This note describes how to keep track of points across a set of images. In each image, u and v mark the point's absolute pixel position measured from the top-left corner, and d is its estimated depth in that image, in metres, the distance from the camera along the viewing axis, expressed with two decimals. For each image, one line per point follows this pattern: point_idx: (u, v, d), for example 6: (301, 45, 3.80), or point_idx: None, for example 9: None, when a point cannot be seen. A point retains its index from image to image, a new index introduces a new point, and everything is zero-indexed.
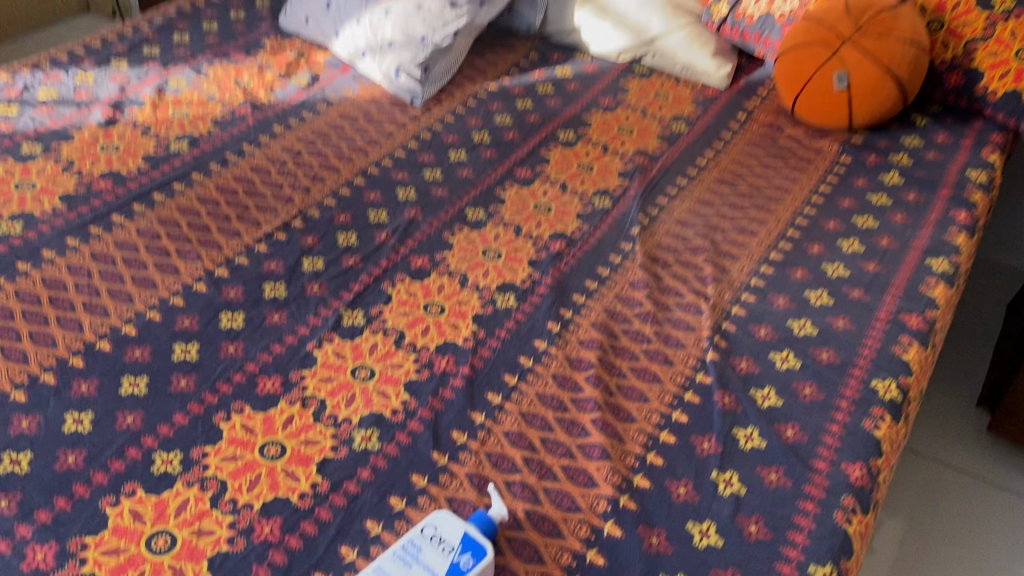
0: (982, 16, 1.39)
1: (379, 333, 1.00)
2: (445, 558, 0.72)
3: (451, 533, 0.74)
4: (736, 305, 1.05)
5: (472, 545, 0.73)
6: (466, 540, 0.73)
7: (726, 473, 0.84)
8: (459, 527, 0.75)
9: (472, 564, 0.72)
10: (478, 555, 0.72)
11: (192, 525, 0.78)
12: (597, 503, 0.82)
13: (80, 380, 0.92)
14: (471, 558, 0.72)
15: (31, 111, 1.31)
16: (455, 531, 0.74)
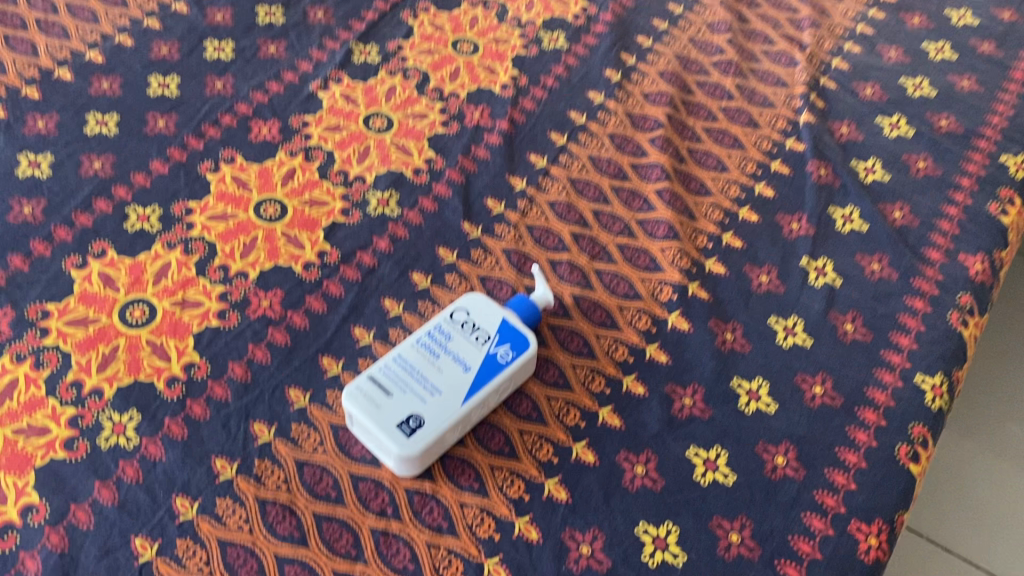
0: None
1: (398, 74, 0.82)
2: (479, 347, 0.58)
3: (485, 317, 0.60)
4: (837, 59, 0.85)
5: (511, 333, 0.59)
6: (505, 327, 0.59)
7: (818, 261, 0.69)
8: (495, 311, 0.60)
9: (512, 357, 0.58)
10: (518, 347, 0.59)
11: (174, 295, 0.65)
12: (660, 290, 0.66)
13: (36, 116, 0.75)
14: (510, 351, 0.58)
15: None
16: (490, 315, 0.60)
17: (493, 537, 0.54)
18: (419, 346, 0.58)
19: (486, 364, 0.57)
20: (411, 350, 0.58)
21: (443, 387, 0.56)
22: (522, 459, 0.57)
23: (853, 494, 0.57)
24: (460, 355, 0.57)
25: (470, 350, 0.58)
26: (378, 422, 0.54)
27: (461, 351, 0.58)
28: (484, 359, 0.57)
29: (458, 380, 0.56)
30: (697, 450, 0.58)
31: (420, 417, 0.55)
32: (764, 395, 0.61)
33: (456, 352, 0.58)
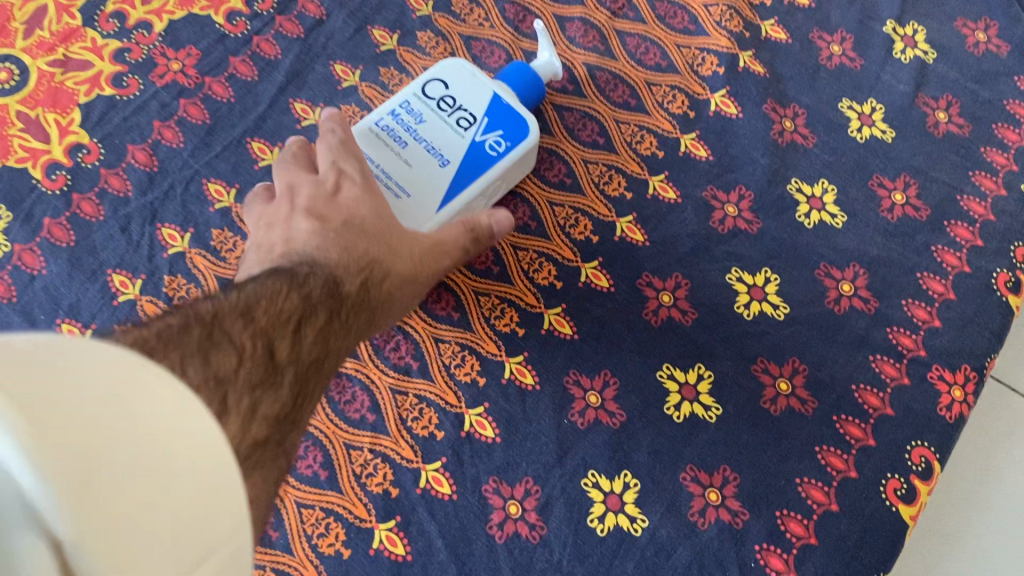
0: None
1: None
2: (460, 135, 0.42)
3: (470, 91, 0.43)
4: None
5: (507, 113, 0.43)
6: (495, 105, 0.43)
7: (906, 25, 0.52)
8: (483, 83, 0.44)
9: (507, 148, 0.43)
10: (516, 134, 0.43)
11: (53, 53, 0.48)
12: (700, 61, 0.50)
13: None
14: (504, 138, 0.43)
15: None
16: (478, 88, 0.44)
17: (476, 382, 0.42)
18: (379, 132, 0.42)
19: (470, 157, 0.42)
20: (368, 138, 0.42)
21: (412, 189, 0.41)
22: (514, 283, 0.44)
23: (935, 333, 0.44)
24: (434, 145, 0.42)
25: (450, 140, 0.42)
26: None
27: (437, 139, 0.42)
28: (468, 152, 0.42)
29: (432, 182, 0.42)
30: (739, 274, 0.45)
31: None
32: (830, 204, 0.47)
33: (429, 143, 0.42)
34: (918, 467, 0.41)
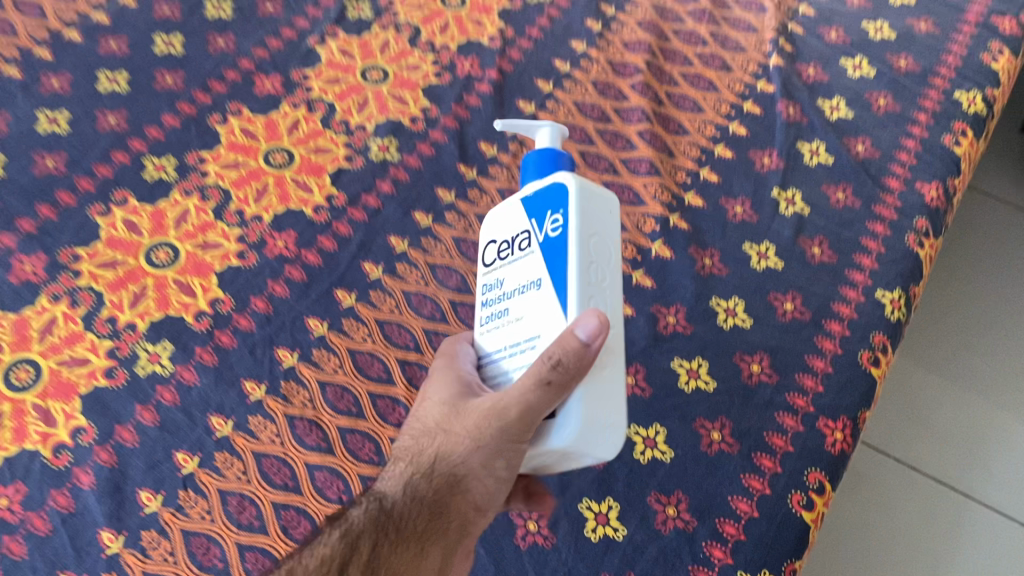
0: None
1: (390, 28, 0.86)
2: (531, 251, 0.46)
3: (504, 224, 0.49)
4: (803, 5, 0.90)
5: (542, 183, 0.48)
6: (528, 198, 0.48)
7: (787, 192, 0.75)
8: (516, 208, 0.49)
9: (566, 213, 0.45)
10: (562, 200, 0.46)
11: (195, 238, 0.70)
12: (644, 223, 0.72)
13: (50, 75, 0.79)
14: (560, 206, 0.46)
15: None
16: (511, 205, 0.49)
17: None
18: (495, 316, 0.47)
19: (547, 256, 0.45)
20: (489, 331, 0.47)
21: (547, 307, 0.44)
22: None
23: (820, 394, 0.63)
24: (522, 269, 0.46)
25: (535, 272, 0.45)
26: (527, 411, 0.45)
27: (523, 268, 0.46)
28: (549, 250, 0.45)
29: (544, 302, 0.44)
30: (680, 361, 0.65)
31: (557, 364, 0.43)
32: (740, 312, 0.67)
33: (522, 274, 0.46)
34: (813, 485, 0.59)
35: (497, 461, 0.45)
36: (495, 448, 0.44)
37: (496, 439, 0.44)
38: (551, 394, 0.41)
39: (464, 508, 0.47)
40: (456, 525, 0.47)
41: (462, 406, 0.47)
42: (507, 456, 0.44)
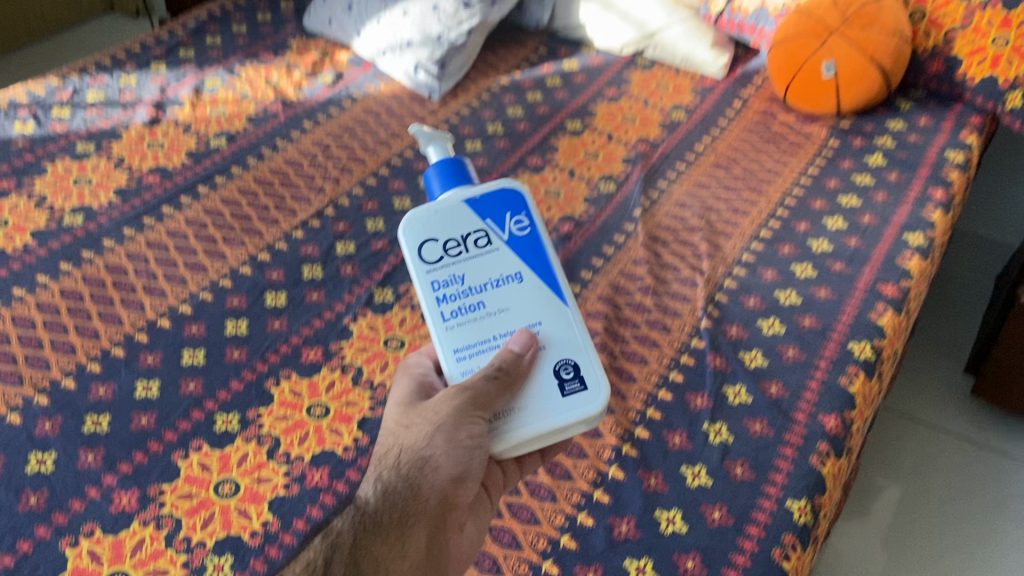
0: (960, 6, 1.49)
1: (408, 307, 1.10)
2: (499, 249, 0.75)
3: (448, 229, 0.75)
4: (728, 279, 1.16)
5: (488, 190, 0.76)
6: (473, 201, 0.76)
7: (716, 425, 0.95)
8: (464, 214, 0.75)
9: (528, 215, 0.76)
10: (520, 207, 0.77)
11: (253, 474, 0.91)
12: (602, 453, 0.92)
13: (146, 353, 1.03)
14: (521, 210, 0.76)
15: (86, 82, 1.50)
16: (462, 211, 0.75)
17: None
18: (471, 300, 0.74)
19: (519, 251, 0.75)
20: (467, 322, 0.73)
21: (535, 292, 0.75)
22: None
23: None
24: (496, 263, 0.75)
25: (512, 266, 0.75)
26: (532, 417, 0.71)
27: (497, 264, 0.75)
28: (522, 245, 0.75)
29: (531, 288, 0.75)
30: (632, 560, 0.83)
31: (562, 358, 0.73)
32: (679, 521, 0.85)
33: (497, 267, 0.75)
34: None
35: (458, 433, 0.69)
36: (454, 424, 0.69)
37: (450, 418, 0.69)
38: (510, 381, 0.70)
39: (435, 485, 0.70)
40: (435, 497, 0.70)
41: (421, 413, 0.72)
42: (464, 427, 0.69)
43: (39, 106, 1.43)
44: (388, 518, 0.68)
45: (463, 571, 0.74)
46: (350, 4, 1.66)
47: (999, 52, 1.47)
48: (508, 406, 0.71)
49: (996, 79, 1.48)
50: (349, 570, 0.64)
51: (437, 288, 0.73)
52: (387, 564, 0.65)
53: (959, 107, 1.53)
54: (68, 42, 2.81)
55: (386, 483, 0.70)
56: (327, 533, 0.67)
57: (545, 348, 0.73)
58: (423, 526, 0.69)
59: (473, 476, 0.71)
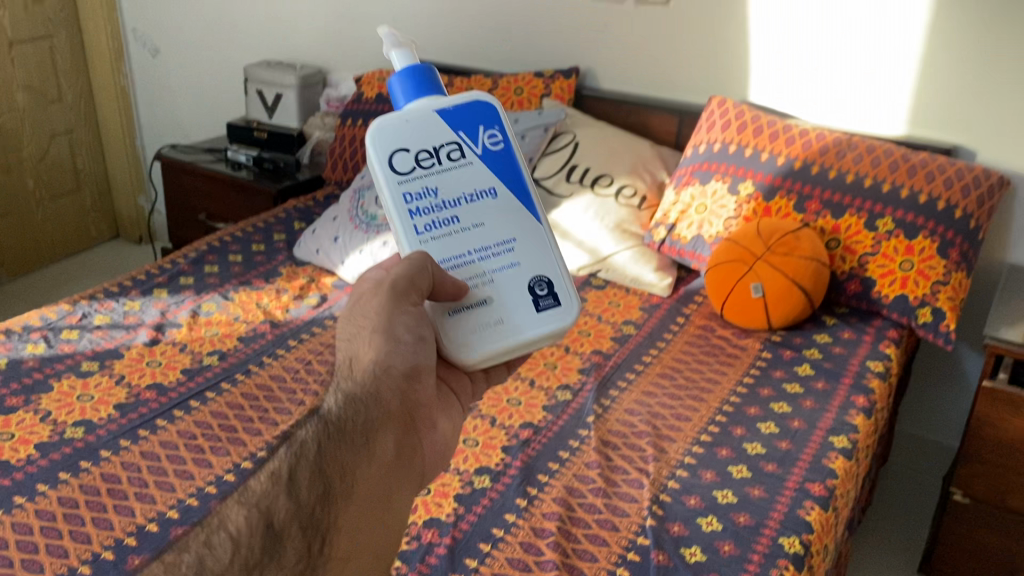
0: (870, 235, 1.72)
1: None
2: (472, 163, 0.82)
3: (421, 141, 0.81)
4: (671, 480, 1.27)
5: (460, 101, 0.82)
6: (446, 112, 0.82)
7: None
8: (434, 122, 0.81)
9: (501, 128, 0.84)
10: (493, 122, 0.83)
11: None
12: None
13: (134, 556, 1.11)
14: (495, 124, 0.83)
15: (93, 308, 1.67)
16: (435, 122, 0.81)
17: None
18: (439, 206, 0.81)
19: (490, 163, 0.83)
20: (440, 237, 0.81)
21: (509, 208, 0.83)
22: None
23: None
24: (470, 177, 0.82)
25: (485, 181, 0.83)
26: (510, 332, 0.80)
27: (470, 177, 0.82)
28: (495, 160, 0.83)
29: (499, 205, 0.83)
30: None
31: (536, 276, 0.82)
32: None
33: (472, 181, 0.82)
34: None
35: (398, 331, 0.79)
36: (392, 321, 0.79)
37: (385, 320, 0.79)
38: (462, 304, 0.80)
39: (394, 392, 0.76)
40: (398, 401, 0.76)
41: (365, 320, 0.81)
42: (400, 323, 0.79)
43: (51, 330, 1.59)
44: (352, 428, 0.70)
45: (437, 468, 0.79)
46: (337, 235, 1.85)
47: (906, 274, 1.69)
48: (481, 322, 0.80)
49: (906, 297, 1.68)
50: (318, 478, 0.63)
51: (410, 200, 0.80)
52: (360, 473, 0.66)
53: (879, 321, 1.72)
54: (73, 266, 3.02)
55: (348, 395, 0.74)
56: (287, 442, 0.65)
57: (520, 267, 0.82)
58: (390, 428, 0.73)
59: (427, 369, 0.79)
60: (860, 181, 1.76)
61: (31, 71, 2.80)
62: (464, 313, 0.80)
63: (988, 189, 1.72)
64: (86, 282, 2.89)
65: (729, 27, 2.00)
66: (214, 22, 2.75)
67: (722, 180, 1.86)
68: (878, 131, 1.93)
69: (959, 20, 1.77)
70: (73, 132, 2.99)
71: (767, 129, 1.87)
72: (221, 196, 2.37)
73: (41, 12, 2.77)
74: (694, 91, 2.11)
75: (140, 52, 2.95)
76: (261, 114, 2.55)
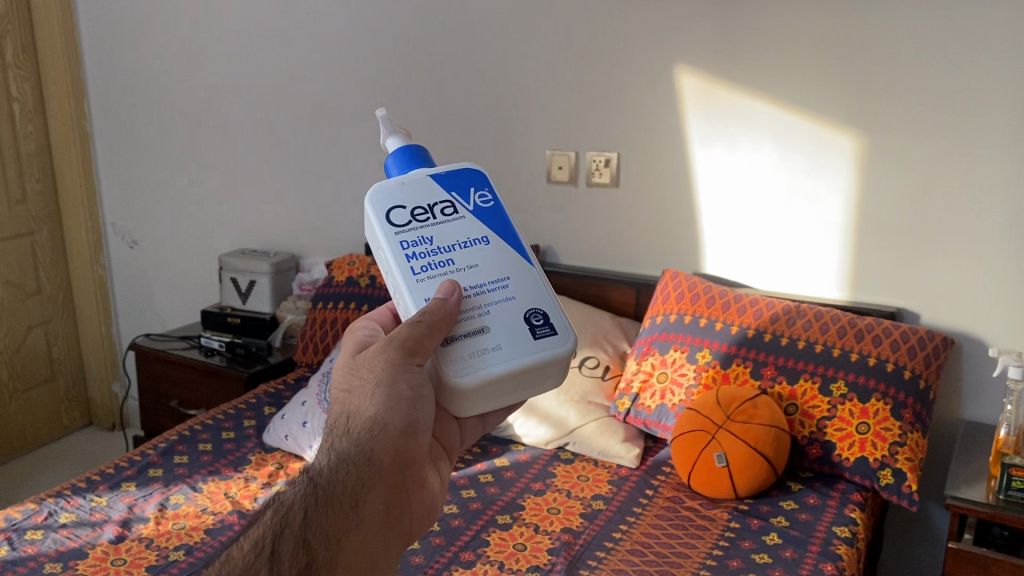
0: (825, 399, 1.77)
1: None
2: (465, 215, 0.84)
3: (415, 199, 0.83)
4: None
5: (450, 168, 0.86)
6: (437, 177, 0.85)
7: None
8: (426, 181, 0.84)
9: (491, 190, 0.87)
10: (483, 186, 0.87)
11: None
12: None
13: None
14: (484, 186, 0.87)
15: (59, 506, 1.66)
16: (427, 185, 0.84)
17: None
18: (436, 251, 0.81)
19: (482, 216, 0.85)
20: (437, 275, 0.80)
21: (503, 253, 0.83)
22: None
23: None
24: (463, 227, 0.83)
25: (478, 232, 0.84)
26: (504, 357, 0.78)
27: (464, 229, 0.83)
28: (486, 214, 0.85)
29: (496, 250, 0.83)
30: None
31: (531, 308, 0.81)
32: None
33: (466, 233, 0.83)
34: None
35: (397, 385, 0.74)
36: (392, 377, 0.74)
37: (387, 374, 0.74)
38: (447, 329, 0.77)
39: (390, 452, 0.71)
40: (391, 459, 0.71)
41: (367, 374, 0.75)
42: (405, 379, 0.75)
43: (15, 531, 1.57)
44: (340, 490, 0.67)
45: (425, 527, 0.76)
46: (305, 420, 1.85)
47: (864, 436, 1.73)
48: (475, 349, 0.78)
49: (866, 459, 1.71)
50: (298, 553, 0.62)
51: (406, 245, 0.81)
52: (344, 542, 0.65)
53: (843, 485, 1.74)
54: (44, 457, 3.00)
55: (337, 451, 0.69)
56: (273, 506, 0.65)
57: (516, 301, 0.81)
58: (381, 487, 0.69)
59: (426, 425, 0.75)
60: (812, 347, 1.83)
61: (12, 265, 2.88)
62: (459, 341, 0.78)
63: (932, 350, 1.80)
64: (55, 474, 2.86)
65: (676, 207, 2.13)
66: (190, 215, 2.88)
67: (680, 349, 1.93)
68: (822, 296, 2.03)
69: (887, 194, 1.91)
70: (49, 322, 3.05)
71: (719, 299, 1.96)
72: (194, 382, 2.41)
73: (24, 210, 2.89)
74: (649, 265, 2.22)
75: (119, 244, 3.06)
76: (235, 299, 2.63)
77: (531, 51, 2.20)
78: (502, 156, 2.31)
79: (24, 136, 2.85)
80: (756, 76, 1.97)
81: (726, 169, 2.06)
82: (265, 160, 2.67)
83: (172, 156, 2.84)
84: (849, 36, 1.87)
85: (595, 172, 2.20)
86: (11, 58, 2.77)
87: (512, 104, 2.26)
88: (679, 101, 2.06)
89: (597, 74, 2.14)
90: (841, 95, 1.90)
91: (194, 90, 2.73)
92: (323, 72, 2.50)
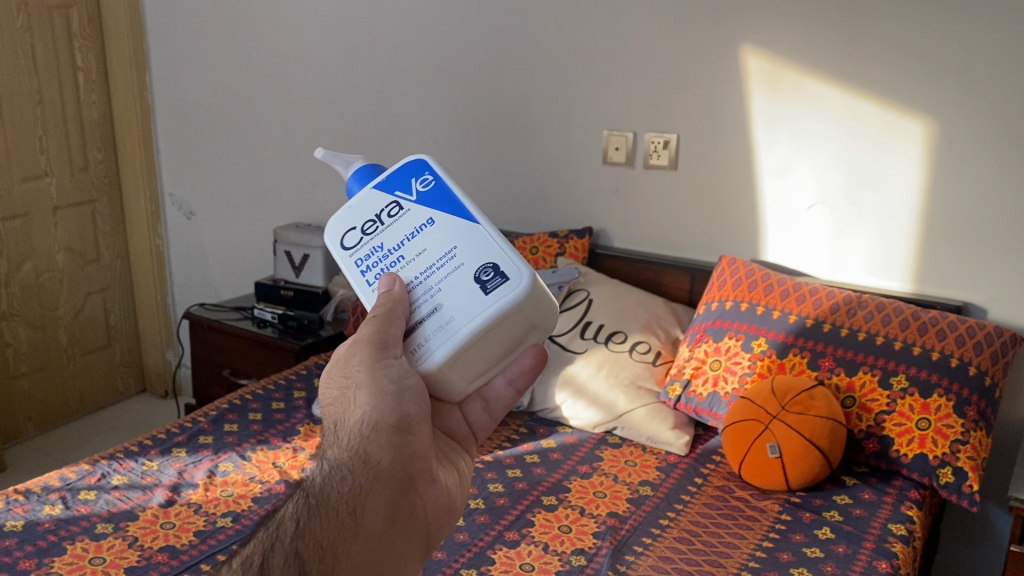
0: (884, 393, 1.72)
1: None
2: (408, 210, 0.83)
3: (363, 214, 0.84)
4: None
5: (394, 169, 0.86)
6: (379, 184, 0.86)
7: None
8: (373, 194, 0.85)
9: (431, 173, 0.85)
10: (423, 170, 0.86)
11: None
12: None
13: None
14: (424, 172, 0.85)
15: (111, 469, 1.68)
16: (371, 196, 0.85)
17: None
18: (387, 259, 0.82)
19: (426, 203, 0.84)
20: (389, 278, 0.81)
21: (448, 226, 0.82)
22: None
23: None
24: (408, 221, 0.83)
25: (425, 217, 0.83)
26: (462, 323, 0.76)
27: (409, 222, 0.83)
28: (432, 198, 0.84)
29: (441, 229, 0.82)
30: None
31: (481, 267, 0.79)
32: None
33: (413, 224, 0.83)
34: None
35: (378, 381, 0.74)
36: (372, 375, 0.75)
37: (367, 372, 0.75)
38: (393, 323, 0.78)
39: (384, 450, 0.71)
40: (388, 460, 0.71)
41: (347, 375, 0.76)
42: (386, 374, 0.75)
43: (69, 490, 1.60)
44: (336, 497, 0.67)
45: (442, 528, 0.75)
46: None
47: (924, 432, 1.68)
48: (428, 330, 0.77)
49: (925, 456, 1.66)
50: (292, 559, 0.63)
51: (360, 263, 0.83)
52: (345, 549, 0.65)
53: (900, 481, 1.69)
54: (99, 420, 3.07)
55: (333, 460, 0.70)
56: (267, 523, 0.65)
57: (465, 266, 0.79)
58: (380, 490, 0.69)
59: (419, 419, 0.74)
60: (873, 338, 1.77)
61: (72, 232, 2.95)
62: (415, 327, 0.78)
63: (1000, 346, 1.73)
64: (109, 438, 2.92)
65: (737, 191, 2.08)
66: (246, 188, 2.90)
67: (735, 337, 1.89)
68: (883, 287, 1.97)
69: (958, 183, 1.83)
70: (107, 290, 3.11)
71: (777, 287, 1.91)
72: (246, 352, 2.43)
73: (85, 178, 2.95)
74: (705, 251, 2.17)
75: (176, 215, 3.09)
76: (288, 272, 2.65)
77: (591, 28, 2.16)
78: (558, 135, 2.28)
79: (88, 106, 2.91)
80: (825, 58, 1.91)
81: (790, 154, 2.00)
82: (322, 134, 2.67)
83: (230, 129, 2.87)
84: (928, 14, 1.79)
85: (653, 154, 2.16)
86: (77, 28, 2.82)
87: (570, 83, 2.23)
88: (745, 82, 2.01)
89: (659, 54, 2.09)
90: (918, 76, 1.82)
91: (254, 63, 2.74)
92: (382, 48, 2.49)
